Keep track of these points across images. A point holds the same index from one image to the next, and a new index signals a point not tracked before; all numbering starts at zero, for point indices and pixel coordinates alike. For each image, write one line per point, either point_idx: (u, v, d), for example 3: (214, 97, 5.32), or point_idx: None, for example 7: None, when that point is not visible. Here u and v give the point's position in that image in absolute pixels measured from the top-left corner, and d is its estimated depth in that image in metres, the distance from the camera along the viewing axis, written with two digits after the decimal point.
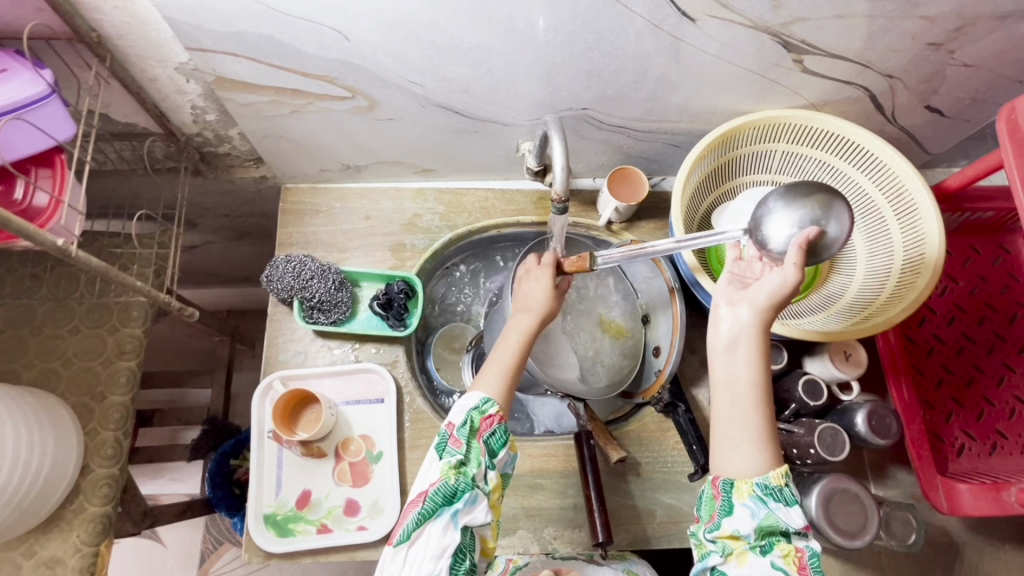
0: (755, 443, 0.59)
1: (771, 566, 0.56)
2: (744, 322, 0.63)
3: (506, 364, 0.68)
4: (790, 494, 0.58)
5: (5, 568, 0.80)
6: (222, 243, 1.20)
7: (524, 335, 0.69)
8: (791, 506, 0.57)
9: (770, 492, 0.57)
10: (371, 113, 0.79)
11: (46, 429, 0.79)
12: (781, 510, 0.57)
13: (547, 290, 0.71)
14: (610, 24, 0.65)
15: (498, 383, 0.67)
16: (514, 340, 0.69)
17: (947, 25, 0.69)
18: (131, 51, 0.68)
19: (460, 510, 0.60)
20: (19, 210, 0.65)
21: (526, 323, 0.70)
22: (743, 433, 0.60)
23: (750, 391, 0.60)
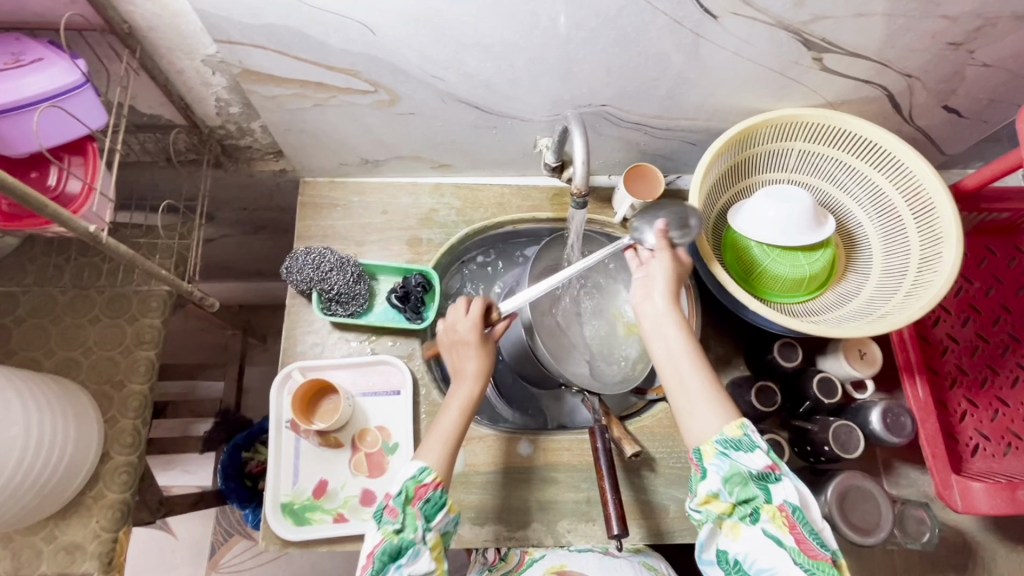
0: (708, 400, 0.62)
1: (763, 533, 0.57)
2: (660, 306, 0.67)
3: (450, 428, 0.69)
4: (750, 441, 0.59)
5: (26, 552, 0.81)
6: (238, 237, 1.21)
7: (463, 403, 0.71)
8: (752, 452, 0.59)
9: (729, 446, 0.59)
10: (393, 108, 0.80)
11: (68, 415, 0.80)
12: (744, 460, 0.59)
13: (482, 356, 0.72)
14: (632, 20, 0.66)
15: (441, 453, 0.68)
16: (456, 410, 0.71)
17: (967, 25, 0.70)
18: (160, 43, 0.69)
19: (404, 565, 0.61)
20: (53, 195, 0.67)
21: (468, 390, 0.71)
22: (696, 396, 0.63)
23: (686, 357, 0.65)
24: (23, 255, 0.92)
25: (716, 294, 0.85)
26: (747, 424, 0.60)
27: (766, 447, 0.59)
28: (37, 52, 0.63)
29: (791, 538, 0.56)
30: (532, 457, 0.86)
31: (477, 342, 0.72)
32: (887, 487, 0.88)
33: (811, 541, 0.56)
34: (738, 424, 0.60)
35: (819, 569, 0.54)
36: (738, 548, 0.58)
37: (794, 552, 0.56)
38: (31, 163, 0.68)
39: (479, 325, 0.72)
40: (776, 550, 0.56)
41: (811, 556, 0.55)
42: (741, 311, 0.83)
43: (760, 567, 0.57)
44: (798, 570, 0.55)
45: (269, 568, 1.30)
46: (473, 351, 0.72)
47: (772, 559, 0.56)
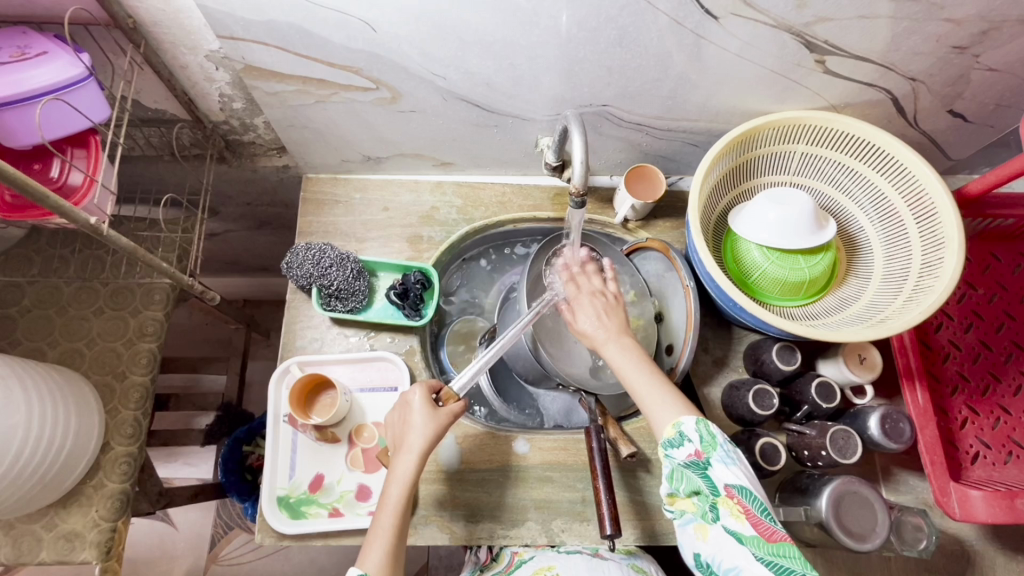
0: (662, 401, 0.66)
1: (724, 530, 0.59)
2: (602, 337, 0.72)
3: (390, 520, 0.67)
4: (680, 437, 0.63)
5: (26, 540, 0.82)
6: (242, 232, 1.22)
7: (394, 503, 0.68)
8: (682, 445, 0.63)
9: (667, 445, 0.64)
10: (394, 105, 0.80)
11: (69, 404, 0.81)
12: (678, 456, 0.63)
13: (428, 429, 0.69)
14: (633, 20, 0.66)
15: (382, 556, 0.65)
16: (396, 496, 0.68)
17: (972, 29, 0.69)
18: (164, 38, 0.70)
19: None
20: (56, 186, 0.69)
21: (409, 466, 0.69)
22: (652, 401, 0.67)
23: (633, 369, 0.69)
24: (29, 246, 0.93)
25: (716, 298, 0.85)
26: (682, 422, 0.64)
27: (697, 439, 0.62)
28: (43, 46, 0.64)
29: (749, 526, 0.58)
30: (528, 455, 0.86)
31: (427, 414, 0.70)
32: (886, 493, 0.87)
33: (764, 520, 0.58)
34: (672, 423, 0.65)
35: (778, 556, 0.56)
36: (709, 550, 0.60)
37: (755, 543, 0.57)
38: (35, 155, 0.70)
39: (426, 397, 0.71)
40: (738, 546, 0.58)
41: (769, 541, 0.57)
42: (740, 313, 0.82)
43: (727, 567, 0.58)
44: (760, 564, 0.56)
45: (267, 562, 1.31)
46: (416, 430, 0.70)
47: (735, 557, 0.58)
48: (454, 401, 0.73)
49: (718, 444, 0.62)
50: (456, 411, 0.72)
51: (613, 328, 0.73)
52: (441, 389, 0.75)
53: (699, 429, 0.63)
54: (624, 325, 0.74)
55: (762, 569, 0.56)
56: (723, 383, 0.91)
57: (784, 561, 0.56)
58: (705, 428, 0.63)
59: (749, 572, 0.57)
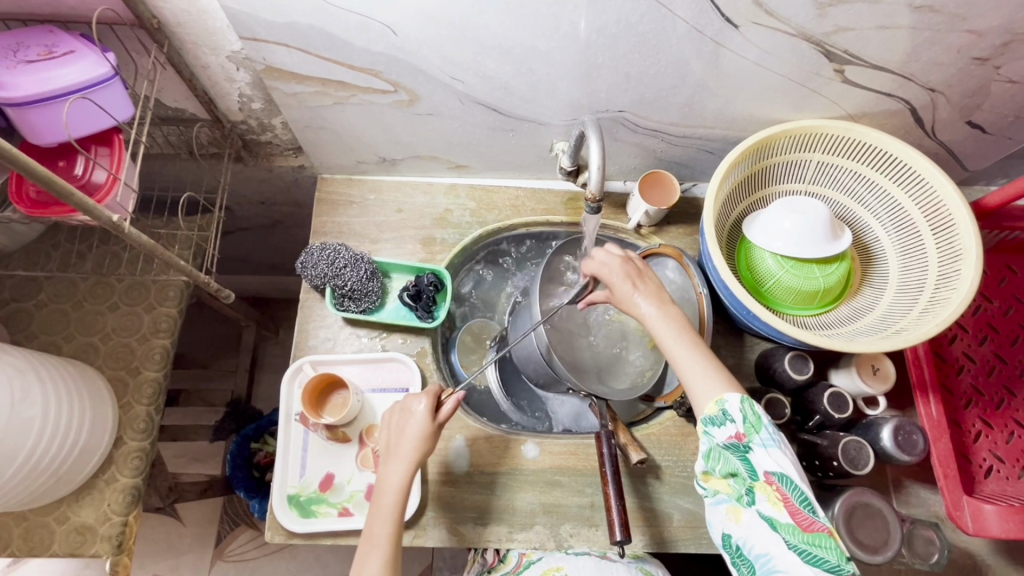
0: (705, 374, 0.65)
1: (758, 515, 0.60)
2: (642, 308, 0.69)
3: (386, 529, 0.68)
4: (723, 415, 0.63)
5: (39, 532, 0.83)
6: (255, 231, 1.23)
7: (387, 514, 0.68)
8: (724, 425, 0.62)
9: (708, 422, 0.64)
10: (412, 108, 0.80)
11: (85, 399, 0.82)
12: (718, 435, 0.63)
13: (417, 438, 0.70)
14: (653, 27, 0.66)
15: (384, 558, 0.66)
16: (389, 503, 0.69)
17: (994, 40, 0.69)
18: (187, 38, 0.71)
19: None
20: (79, 183, 0.70)
21: (400, 471, 0.70)
22: (694, 378, 0.65)
23: (677, 343, 0.67)
24: (47, 241, 0.94)
25: (728, 305, 0.85)
26: (726, 399, 0.63)
27: (741, 420, 0.62)
28: (69, 45, 0.65)
29: (786, 513, 0.59)
30: (537, 459, 0.86)
31: (426, 426, 0.71)
32: (898, 505, 0.86)
33: (803, 510, 0.58)
34: (716, 399, 0.63)
35: (813, 546, 0.57)
36: (741, 533, 0.61)
37: (790, 530, 0.58)
38: (60, 153, 0.71)
39: (428, 408, 0.72)
40: (772, 532, 0.59)
41: (804, 530, 0.58)
42: (753, 321, 0.82)
43: (758, 552, 0.59)
44: (792, 551, 0.57)
45: (274, 558, 1.32)
46: (409, 442, 0.70)
47: (767, 544, 0.59)
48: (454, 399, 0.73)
49: (762, 427, 0.61)
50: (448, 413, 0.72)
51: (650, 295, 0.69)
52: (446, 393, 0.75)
53: (744, 409, 0.62)
54: (661, 292, 0.70)
55: (793, 556, 0.57)
56: None
57: (818, 551, 0.56)
58: (750, 409, 0.62)
59: (781, 559, 0.58)
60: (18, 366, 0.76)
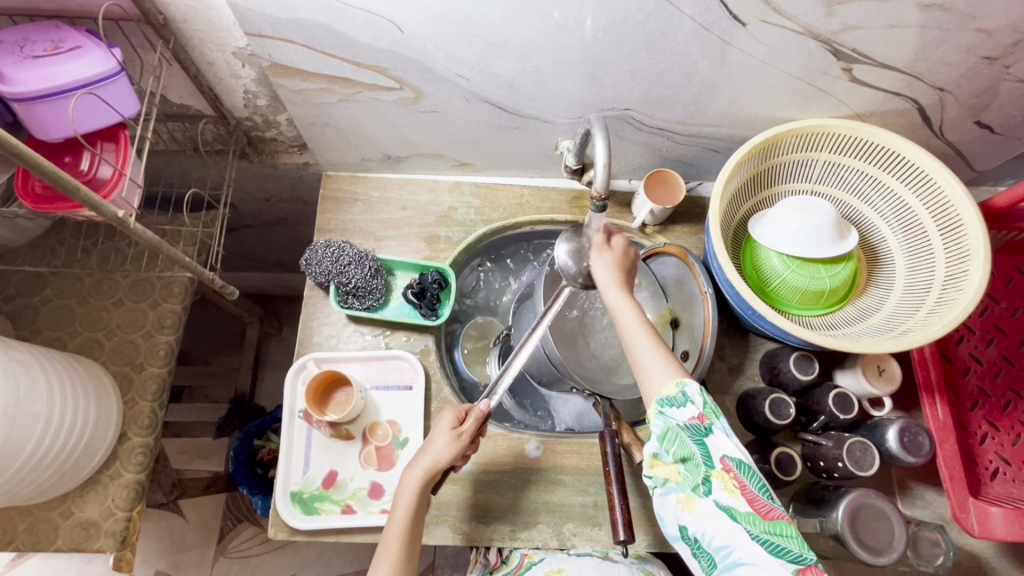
0: (658, 362, 0.65)
1: (715, 504, 0.59)
2: (607, 289, 0.68)
3: (400, 532, 0.68)
4: (683, 397, 0.62)
5: (44, 526, 0.83)
6: (259, 227, 1.23)
7: (400, 520, 0.68)
8: (684, 407, 0.62)
9: (666, 403, 0.62)
10: (417, 105, 0.80)
11: (89, 395, 0.83)
12: (677, 416, 0.62)
13: (448, 451, 0.69)
14: (660, 25, 0.66)
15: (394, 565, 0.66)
16: (403, 511, 0.68)
17: (1004, 39, 0.68)
18: (193, 34, 0.71)
19: None
20: (85, 179, 0.70)
21: (415, 479, 0.69)
22: (649, 365, 0.65)
23: (638, 331, 0.66)
24: (52, 237, 0.94)
25: (733, 305, 0.85)
26: (687, 382, 0.62)
27: (701, 404, 0.61)
28: (75, 40, 0.65)
29: (744, 502, 0.58)
30: (541, 458, 0.86)
31: (451, 442, 0.69)
32: (903, 507, 0.86)
33: (761, 498, 0.58)
34: (677, 382, 0.63)
35: (775, 534, 0.56)
36: (696, 524, 0.59)
37: (750, 520, 0.57)
38: (65, 149, 0.72)
39: (453, 424, 0.70)
40: (730, 521, 0.58)
41: (764, 518, 0.57)
42: (757, 321, 0.82)
43: (719, 544, 0.58)
44: (756, 542, 0.56)
45: (276, 555, 1.32)
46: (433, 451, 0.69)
47: (726, 534, 0.58)
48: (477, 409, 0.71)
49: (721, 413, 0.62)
50: (473, 429, 0.69)
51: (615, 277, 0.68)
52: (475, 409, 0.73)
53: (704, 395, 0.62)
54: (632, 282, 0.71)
55: (757, 547, 0.56)
56: (739, 392, 0.90)
57: (780, 540, 0.56)
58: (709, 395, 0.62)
59: (744, 550, 0.57)
60: (23, 362, 0.76)
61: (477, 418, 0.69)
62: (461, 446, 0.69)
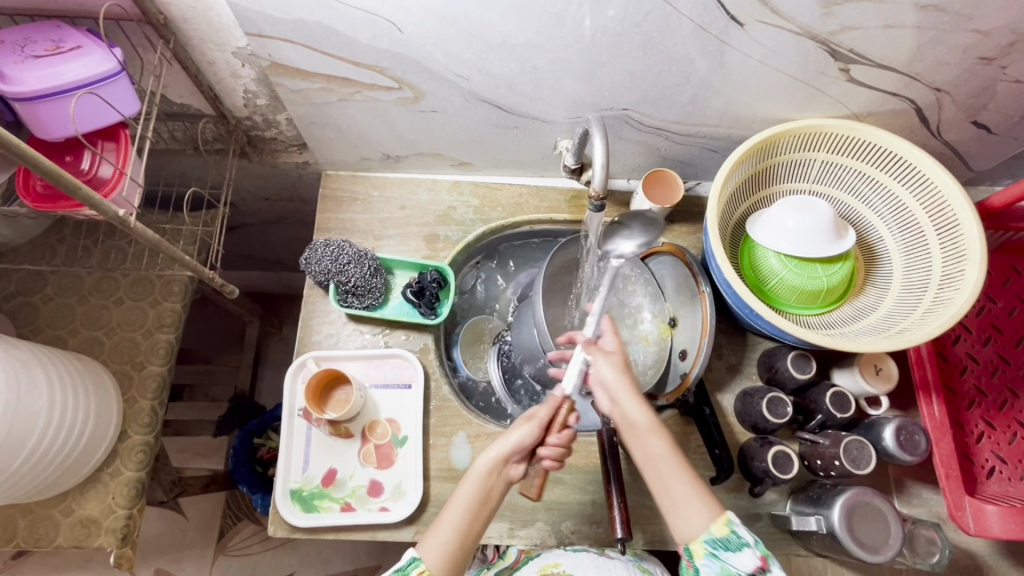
0: (686, 496, 0.61)
1: None
2: (628, 413, 0.65)
3: (458, 516, 0.65)
4: (737, 538, 0.59)
5: (44, 524, 0.84)
6: (259, 226, 1.24)
7: (461, 504, 0.66)
8: (741, 552, 0.58)
9: (718, 545, 0.59)
10: (416, 105, 0.81)
11: (90, 392, 0.83)
12: (732, 561, 0.58)
13: (524, 430, 0.68)
14: (658, 26, 0.66)
15: (444, 552, 0.63)
16: (465, 497, 0.66)
17: (1000, 40, 0.68)
18: (193, 33, 0.71)
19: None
20: (86, 177, 0.70)
21: (485, 463, 0.67)
22: (678, 497, 0.61)
23: (665, 458, 0.63)
24: (53, 236, 0.94)
25: (732, 303, 0.85)
26: (736, 522, 0.59)
27: (756, 546, 0.58)
28: (76, 39, 0.65)
29: None
30: None
31: (532, 424, 0.68)
32: (899, 505, 0.86)
33: None
34: (726, 520, 0.59)
35: None
36: None
37: None
38: (66, 147, 0.72)
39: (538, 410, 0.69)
40: None
41: None
42: (755, 320, 0.82)
43: None
44: None
45: (276, 553, 1.32)
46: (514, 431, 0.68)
47: None
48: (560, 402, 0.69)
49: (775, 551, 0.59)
50: (547, 415, 0.68)
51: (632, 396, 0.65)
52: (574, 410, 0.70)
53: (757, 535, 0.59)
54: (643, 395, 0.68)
55: None
56: (737, 391, 0.91)
57: None
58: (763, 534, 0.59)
59: None
60: (24, 360, 0.77)
61: (552, 405, 0.68)
62: (535, 424, 0.68)
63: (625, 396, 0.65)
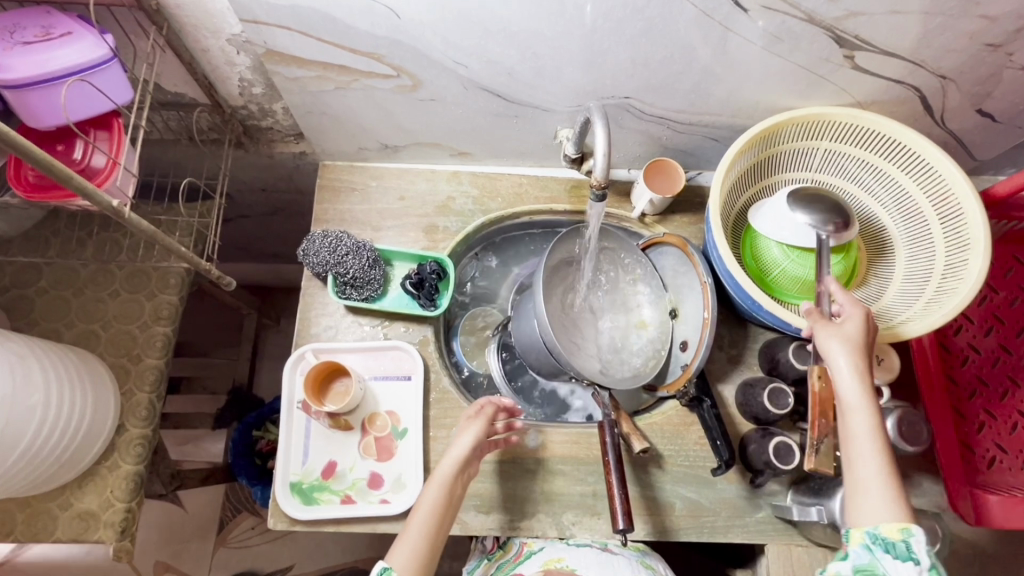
0: (873, 487, 0.61)
1: None
2: (845, 388, 0.64)
3: (425, 523, 0.69)
4: (906, 549, 0.57)
5: (42, 518, 0.83)
6: (257, 217, 1.22)
7: (430, 504, 0.71)
8: (903, 560, 0.57)
9: (881, 543, 0.58)
10: (414, 93, 0.79)
11: (86, 385, 0.82)
12: (888, 563, 0.57)
13: (475, 429, 0.76)
14: (661, 11, 0.65)
15: (412, 559, 0.67)
16: (432, 499, 0.71)
17: (1007, 26, 0.68)
18: (186, 20, 0.70)
19: None
20: (78, 167, 0.69)
21: (447, 468, 0.73)
22: (862, 484, 0.61)
23: (865, 443, 0.62)
24: (46, 228, 0.93)
25: (733, 293, 0.85)
26: (911, 531, 0.58)
27: (924, 563, 0.57)
28: (67, 26, 0.64)
29: None
30: (539, 448, 0.86)
31: (477, 422, 0.76)
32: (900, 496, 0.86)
33: None
34: (900, 526, 0.58)
35: None
36: None
37: None
38: (58, 136, 0.71)
39: (480, 411, 0.78)
40: None
41: None
42: (758, 312, 0.81)
43: None
44: None
45: (276, 545, 1.32)
46: (466, 429, 0.76)
47: None
48: (493, 404, 0.79)
49: None
50: (491, 413, 0.77)
51: (862, 380, 0.64)
52: (513, 409, 0.80)
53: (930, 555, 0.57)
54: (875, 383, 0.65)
55: None
56: (738, 382, 0.91)
57: None
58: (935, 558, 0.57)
59: None
60: (19, 354, 0.76)
61: (495, 405, 0.79)
62: (485, 420, 0.77)
63: (853, 375, 0.64)
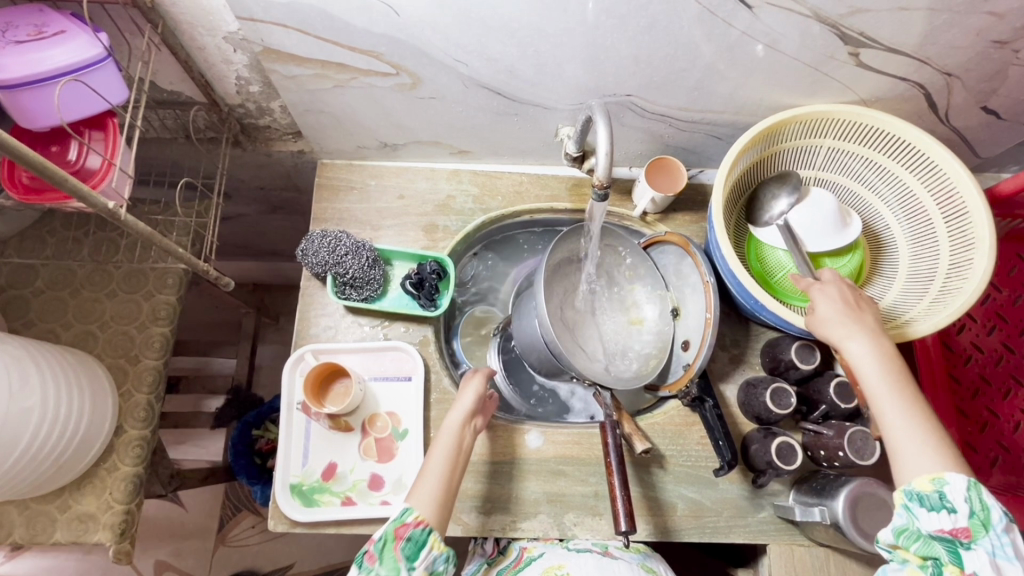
0: (911, 441, 0.61)
1: None
2: (854, 352, 0.67)
3: (440, 467, 0.69)
4: (940, 498, 0.56)
5: (41, 520, 0.82)
6: (255, 216, 1.21)
7: (445, 449, 0.71)
8: (939, 510, 0.56)
9: (915, 498, 0.57)
10: (414, 92, 0.78)
11: (83, 387, 0.81)
12: (925, 517, 0.56)
13: (477, 384, 0.77)
14: (664, 8, 0.64)
15: (433, 499, 0.67)
16: (445, 443, 0.71)
17: (1014, 23, 0.67)
18: (182, 18, 0.69)
19: None
20: (73, 169, 0.68)
21: (455, 419, 0.73)
22: (901, 442, 0.61)
23: (887, 399, 0.63)
24: (43, 228, 0.92)
25: (734, 292, 0.84)
26: (946, 480, 0.57)
27: (965, 509, 0.55)
28: (60, 24, 0.62)
29: None
30: (540, 449, 0.86)
31: (475, 377, 0.78)
32: None
33: None
34: (932, 478, 0.58)
35: None
36: None
37: None
38: (53, 137, 0.70)
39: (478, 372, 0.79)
40: None
41: None
42: (760, 312, 0.81)
43: None
44: None
45: (276, 544, 1.32)
46: (467, 387, 0.77)
47: None
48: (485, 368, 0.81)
49: (991, 526, 0.54)
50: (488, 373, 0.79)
51: (874, 344, 0.66)
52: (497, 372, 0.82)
53: (970, 498, 0.55)
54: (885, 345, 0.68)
55: None
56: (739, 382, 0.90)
57: None
58: (978, 499, 0.55)
59: None
60: (15, 356, 0.75)
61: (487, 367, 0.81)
62: (483, 377, 0.78)
63: (860, 340, 0.67)
